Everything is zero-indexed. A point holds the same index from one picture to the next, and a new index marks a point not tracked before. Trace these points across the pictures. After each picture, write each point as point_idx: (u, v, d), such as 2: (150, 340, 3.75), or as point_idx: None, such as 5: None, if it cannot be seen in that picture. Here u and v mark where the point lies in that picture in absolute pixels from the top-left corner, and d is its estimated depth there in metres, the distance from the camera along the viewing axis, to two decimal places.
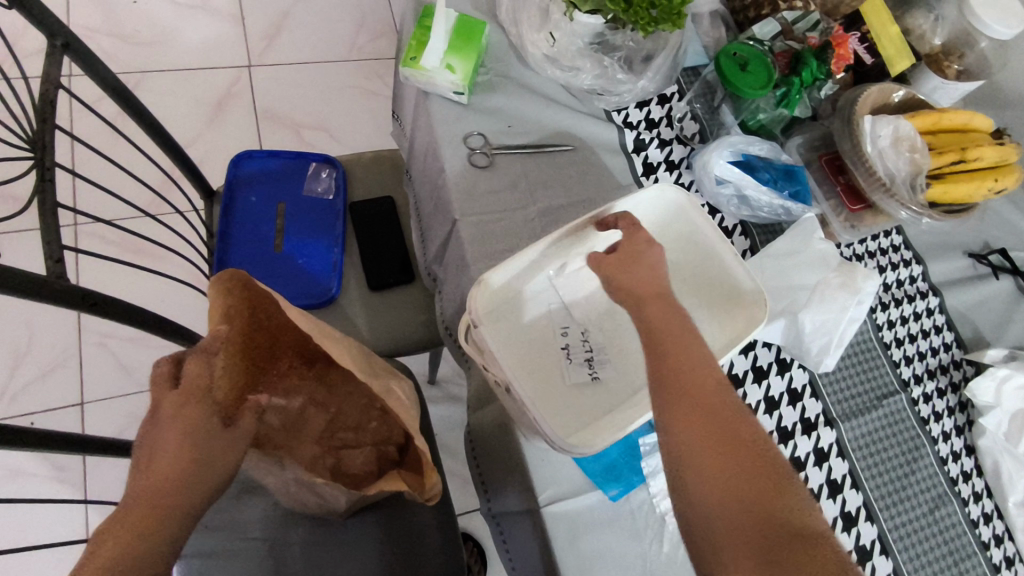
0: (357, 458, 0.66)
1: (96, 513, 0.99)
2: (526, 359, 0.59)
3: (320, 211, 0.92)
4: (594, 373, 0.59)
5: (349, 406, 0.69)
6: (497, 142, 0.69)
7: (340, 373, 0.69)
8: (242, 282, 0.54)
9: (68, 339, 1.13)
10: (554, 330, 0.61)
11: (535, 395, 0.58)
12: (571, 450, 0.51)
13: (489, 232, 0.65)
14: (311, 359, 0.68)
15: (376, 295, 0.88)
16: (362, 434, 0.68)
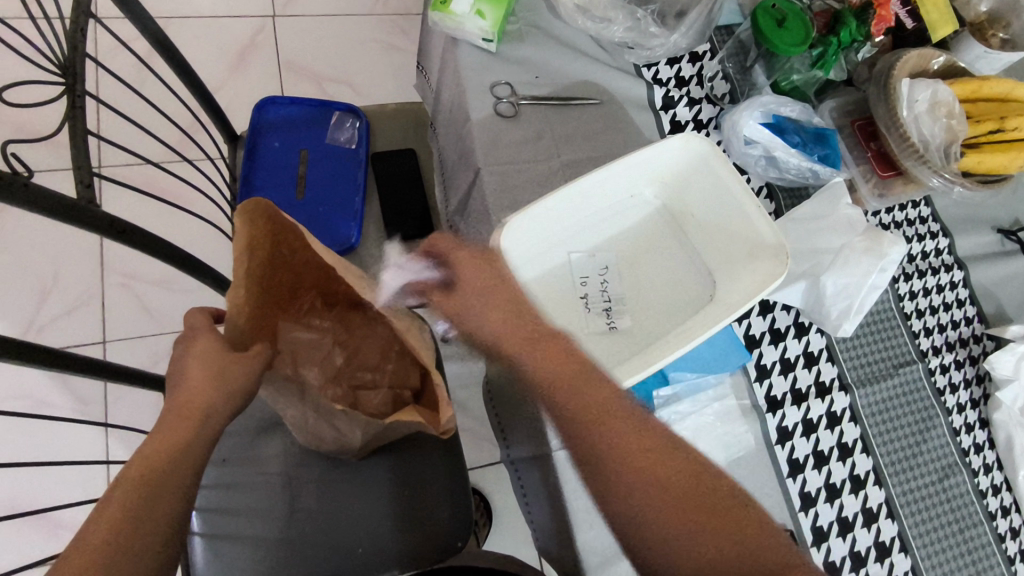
0: (374, 398, 0.68)
1: (117, 445, 1.01)
2: (545, 302, 0.61)
3: (343, 160, 0.92)
4: (611, 323, 0.62)
5: (369, 346, 0.71)
6: (525, 93, 0.68)
7: (360, 314, 0.70)
8: (267, 214, 0.54)
9: (91, 278, 1.15)
10: (571, 275, 0.62)
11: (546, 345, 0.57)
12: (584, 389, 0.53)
13: (513, 181, 0.65)
14: (331, 302, 0.69)
15: (396, 246, 0.89)
16: (380, 374, 0.70)
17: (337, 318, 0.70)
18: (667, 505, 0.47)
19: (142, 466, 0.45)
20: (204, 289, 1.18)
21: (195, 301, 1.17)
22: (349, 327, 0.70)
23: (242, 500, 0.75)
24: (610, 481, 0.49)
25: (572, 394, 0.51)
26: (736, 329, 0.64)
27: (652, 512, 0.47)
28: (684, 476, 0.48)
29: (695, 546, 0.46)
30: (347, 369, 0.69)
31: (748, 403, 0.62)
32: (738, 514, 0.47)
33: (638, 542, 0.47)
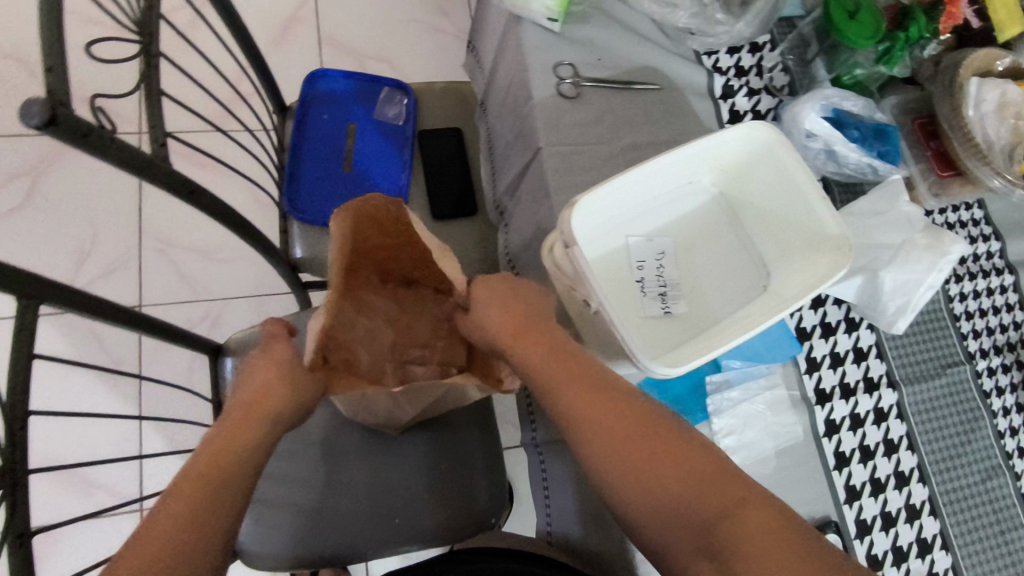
0: (422, 375, 0.67)
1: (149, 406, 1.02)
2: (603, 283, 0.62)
3: (390, 136, 0.93)
4: (666, 308, 0.62)
5: (420, 324, 0.70)
6: (587, 75, 0.68)
7: (412, 290, 0.70)
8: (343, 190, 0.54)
9: (129, 242, 1.16)
10: (627, 258, 0.63)
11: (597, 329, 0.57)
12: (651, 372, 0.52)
13: (573, 162, 0.65)
14: (385, 277, 0.70)
15: (439, 224, 0.90)
16: (430, 352, 0.69)
17: (390, 293, 0.70)
18: (650, 487, 0.40)
19: (219, 450, 0.45)
20: (238, 259, 1.19)
21: (230, 270, 1.18)
22: (401, 302, 0.70)
23: (283, 466, 0.77)
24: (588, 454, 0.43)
25: (534, 355, 0.49)
26: (789, 321, 0.64)
27: (622, 489, 0.41)
28: (649, 451, 0.41)
29: (675, 525, 0.38)
30: (398, 346, 0.68)
31: (797, 394, 0.62)
32: (732, 486, 0.38)
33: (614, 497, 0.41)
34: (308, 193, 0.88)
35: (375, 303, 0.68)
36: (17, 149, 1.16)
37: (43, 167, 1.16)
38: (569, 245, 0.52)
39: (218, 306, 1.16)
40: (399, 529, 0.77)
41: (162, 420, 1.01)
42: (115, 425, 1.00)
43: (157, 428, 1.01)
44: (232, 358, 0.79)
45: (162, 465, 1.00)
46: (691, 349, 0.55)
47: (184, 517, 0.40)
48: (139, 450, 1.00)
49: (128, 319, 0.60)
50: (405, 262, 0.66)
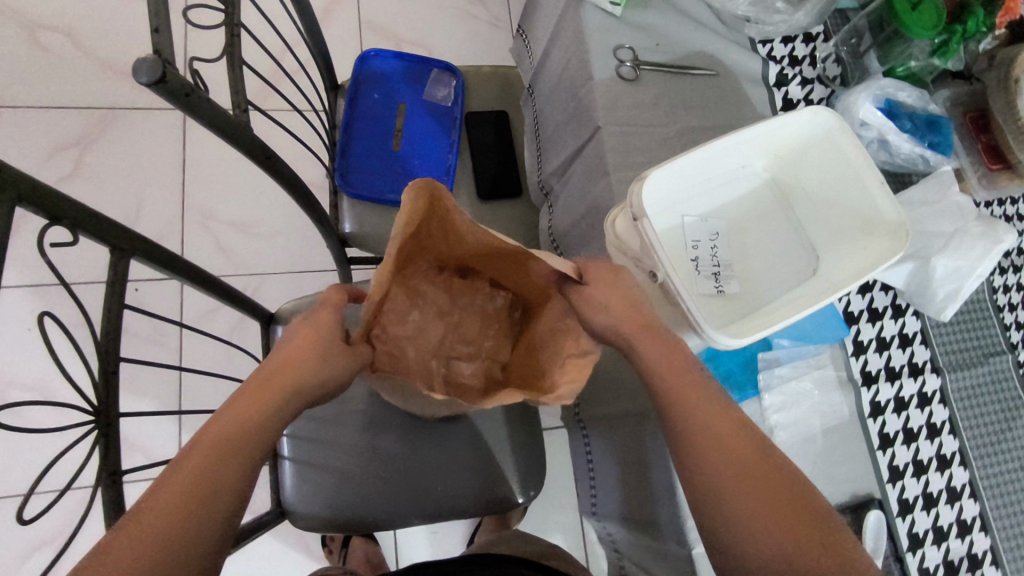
0: (468, 370, 0.67)
1: (190, 377, 1.03)
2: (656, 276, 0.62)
3: (438, 117, 0.94)
4: (720, 288, 0.63)
5: (468, 318, 0.69)
6: (646, 59, 0.70)
7: (466, 281, 0.69)
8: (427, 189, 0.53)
9: (172, 216, 1.18)
10: (682, 238, 0.64)
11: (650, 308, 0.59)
12: (720, 342, 0.54)
13: (631, 143, 0.67)
14: (439, 267, 0.68)
15: (485, 205, 0.92)
16: (478, 348, 0.69)
17: (444, 282, 0.68)
18: (752, 498, 0.41)
19: (233, 419, 0.43)
20: (277, 235, 1.21)
21: (269, 246, 1.20)
22: (454, 293, 0.68)
23: (330, 432, 0.79)
24: (697, 449, 0.44)
25: (657, 347, 0.50)
26: (837, 305, 0.66)
27: (726, 492, 0.42)
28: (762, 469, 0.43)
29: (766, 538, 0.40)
30: (447, 339, 0.67)
31: (844, 375, 0.64)
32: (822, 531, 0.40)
33: (704, 500, 0.43)
34: (358, 170, 0.90)
35: (428, 292, 0.67)
36: (65, 120, 1.18)
37: (91, 139, 1.18)
38: (638, 216, 0.53)
39: (256, 281, 1.18)
40: (441, 497, 0.79)
41: (206, 376, 1.03)
42: (158, 389, 1.02)
43: (199, 394, 1.04)
44: (282, 326, 0.82)
45: None
46: (750, 326, 0.57)
47: (187, 493, 0.38)
48: (179, 405, 1.03)
49: (201, 281, 0.62)
50: (466, 255, 0.65)
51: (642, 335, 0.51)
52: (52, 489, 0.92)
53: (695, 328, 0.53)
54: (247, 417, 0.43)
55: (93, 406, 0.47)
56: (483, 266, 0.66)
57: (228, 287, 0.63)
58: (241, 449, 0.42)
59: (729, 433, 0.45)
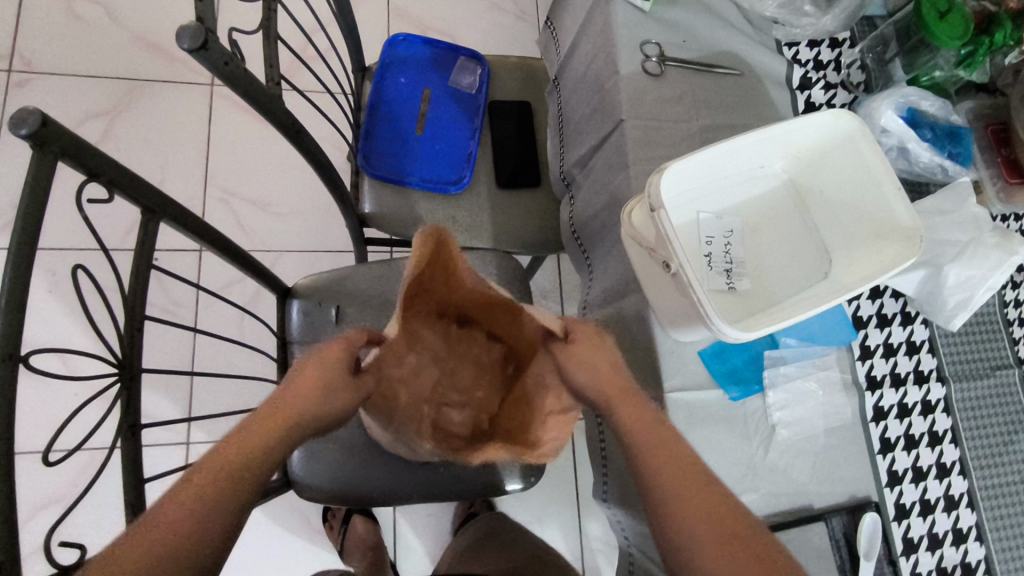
0: (456, 419, 0.70)
1: (204, 346, 1.06)
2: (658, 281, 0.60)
3: (462, 104, 0.96)
4: (731, 284, 0.64)
5: (463, 366, 0.72)
6: (672, 55, 0.71)
7: (463, 331, 0.73)
8: (439, 237, 0.59)
9: (195, 189, 1.20)
10: (697, 233, 0.65)
11: (659, 308, 0.59)
12: (728, 335, 0.53)
13: (652, 137, 0.68)
14: (440, 314, 0.72)
15: (503, 194, 0.93)
16: (467, 396, 0.72)
17: (443, 330, 0.72)
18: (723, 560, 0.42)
19: (227, 456, 0.44)
20: (296, 214, 1.23)
21: (287, 223, 1.22)
22: (449, 342, 0.72)
23: None
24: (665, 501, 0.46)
25: (633, 406, 0.52)
26: (846, 308, 0.66)
27: (696, 541, 0.43)
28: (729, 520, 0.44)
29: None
30: (439, 385, 0.71)
31: (849, 378, 0.64)
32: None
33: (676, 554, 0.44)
34: (381, 152, 0.92)
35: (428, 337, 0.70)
36: (96, 90, 1.20)
37: (120, 109, 1.21)
38: (656, 207, 0.54)
39: (272, 257, 1.20)
40: (445, 477, 0.81)
41: (218, 339, 1.05)
42: (172, 358, 1.04)
43: (211, 365, 1.06)
44: (298, 301, 0.84)
45: (214, 401, 1.04)
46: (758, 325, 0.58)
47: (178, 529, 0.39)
48: (191, 366, 1.05)
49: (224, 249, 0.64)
50: (470, 303, 0.68)
51: (623, 401, 0.52)
52: (65, 448, 0.94)
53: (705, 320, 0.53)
54: (240, 454, 0.44)
55: (118, 360, 0.49)
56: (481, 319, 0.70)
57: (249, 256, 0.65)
58: (233, 484, 0.42)
59: (700, 487, 0.46)
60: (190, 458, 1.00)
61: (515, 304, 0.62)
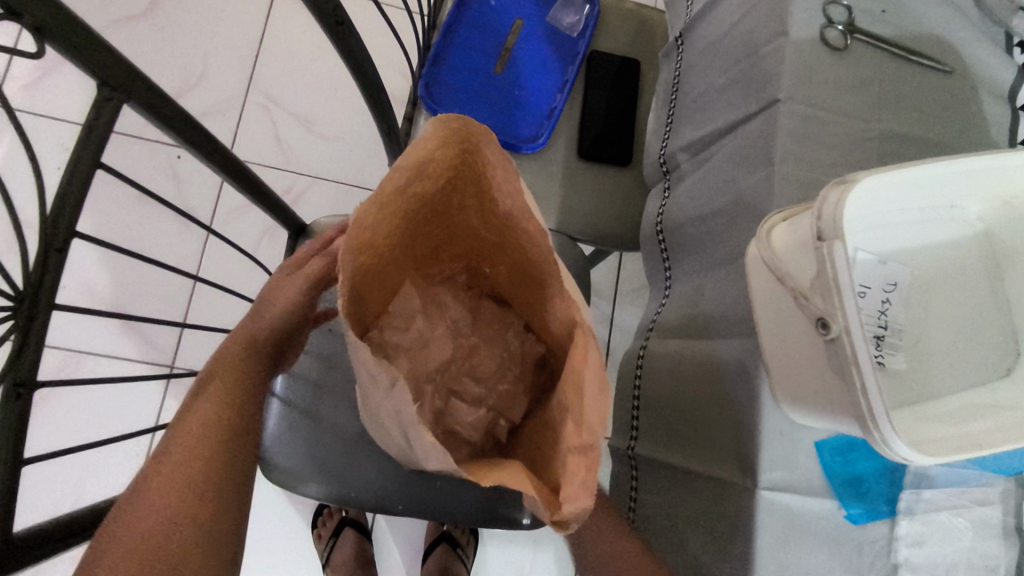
0: (467, 416, 0.54)
1: (201, 296, 0.97)
2: (784, 363, 0.41)
3: (558, 46, 0.77)
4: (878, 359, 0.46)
5: (487, 351, 0.57)
6: (865, 25, 0.51)
7: (498, 310, 0.58)
8: (466, 135, 0.40)
9: (235, 87, 1.06)
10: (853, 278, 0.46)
11: (781, 373, 0.42)
12: (892, 458, 0.35)
13: (814, 132, 0.49)
14: (472, 283, 0.58)
15: (583, 166, 0.75)
16: (486, 391, 0.56)
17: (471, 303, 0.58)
18: None
19: (181, 450, 0.40)
20: (341, 140, 1.07)
21: (328, 148, 1.07)
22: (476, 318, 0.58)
23: (335, 378, 0.67)
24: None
25: None
26: None
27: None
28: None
29: None
30: (452, 368, 0.56)
31: (1012, 524, 0.46)
32: None
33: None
34: (448, 86, 0.75)
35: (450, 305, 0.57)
36: None
37: None
38: (825, 239, 0.35)
39: (304, 183, 1.05)
40: (440, 493, 0.66)
41: (215, 289, 0.96)
42: (164, 303, 0.96)
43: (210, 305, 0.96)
44: (312, 243, 0.69)
45: None
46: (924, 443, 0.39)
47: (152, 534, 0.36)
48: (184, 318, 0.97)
49: (217, 159, 0.49)
50: (500, 271, 0.53)
51: None
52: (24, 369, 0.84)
53: (861, 422, 0.35)
54: (195, 433, 0.40)
55: (15, 291, 0.34)
56: (516, 297, 0.55)
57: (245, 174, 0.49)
58: (205, 483, 0.39)
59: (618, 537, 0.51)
60: (159, 422, 0.89)
61: (539, 272, 0.45)
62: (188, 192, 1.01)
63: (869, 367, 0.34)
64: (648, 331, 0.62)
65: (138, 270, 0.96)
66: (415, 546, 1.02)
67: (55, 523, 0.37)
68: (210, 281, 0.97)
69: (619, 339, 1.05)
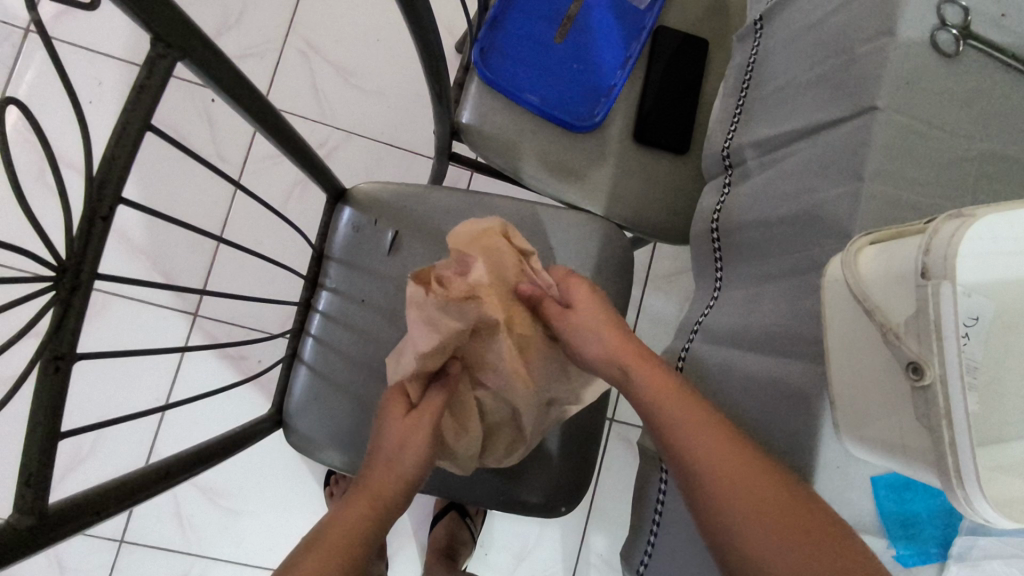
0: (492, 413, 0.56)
1: (225, 258, 0.96)
2: (858, 396, 0.39)
3: (624, 16, 0.72)
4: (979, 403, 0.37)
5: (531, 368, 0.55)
6: (980, 30, 0.46)
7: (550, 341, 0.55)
8: None
9: (276, 30, 1.01)
10: (969, 298, 0.36)
11: (849, 403, 0.40)
12: (968, 510, 0.34)
13: (908, 146, 0.45)
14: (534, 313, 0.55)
15: (637, 149, 0.72)
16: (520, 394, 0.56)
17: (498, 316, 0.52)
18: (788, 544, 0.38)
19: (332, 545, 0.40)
20: (380, 95, 1.03)
21: (367, 102, 1.03)
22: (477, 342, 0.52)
23: (366, 350, 0.65)
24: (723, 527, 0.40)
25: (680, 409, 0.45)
26: None
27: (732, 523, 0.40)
28: (769, 486, 0.40)
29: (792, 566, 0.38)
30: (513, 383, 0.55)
31: None
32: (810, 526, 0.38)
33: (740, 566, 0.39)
34: (503, 52, 0.70)
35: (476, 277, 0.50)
36: None
37: None
38: (932, 275, 0.33)
39: (339, 137, 1.02)
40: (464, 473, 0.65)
41: (238, 252, 0.94)
42: (186, 262, 0.95)
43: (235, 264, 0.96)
44: (351, 209, 0.66)
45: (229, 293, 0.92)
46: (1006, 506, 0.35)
47: None
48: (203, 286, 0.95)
49: (266, 122, 0.46)
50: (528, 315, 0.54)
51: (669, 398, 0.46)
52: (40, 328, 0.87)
53: (943, 475, 0.34)
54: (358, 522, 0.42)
55: (58, 260, 0.32)
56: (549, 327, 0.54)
57: (297, 137, 0.47)
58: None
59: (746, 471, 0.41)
60: (171, 399, 0.95)
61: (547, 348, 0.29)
62: (221, 138, 0.98)
63: (963, 420, 0.33)
64: (692, 332, 0.59)
65: (160, 229, 0.95)
66: (425, 511, 1.03)
67: (91, 495, 0.36)
68: (233, 244, 0.95)
69: (647, 325, 1.03)
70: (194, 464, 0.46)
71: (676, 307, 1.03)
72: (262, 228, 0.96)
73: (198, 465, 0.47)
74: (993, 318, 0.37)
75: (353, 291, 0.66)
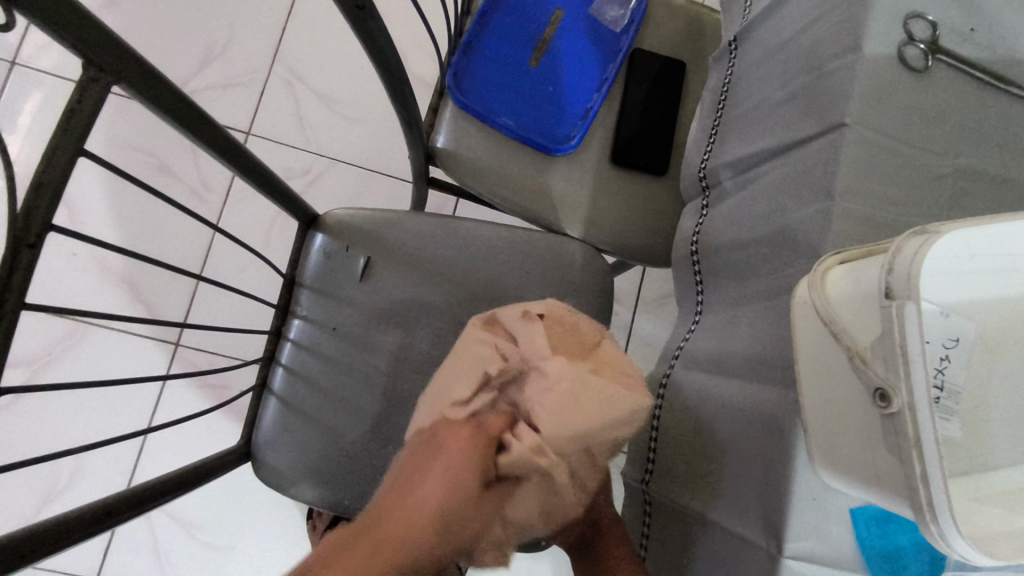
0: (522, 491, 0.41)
1: (205, 292, 0.94)
2: (833, 425, 0.37)
3: (599, 39, 0.72)
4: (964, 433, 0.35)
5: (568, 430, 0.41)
6: (949, 44, 0.45)
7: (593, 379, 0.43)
8: None
9: (260, 60, 1.02)
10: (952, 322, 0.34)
11: (824, 434, 0.37)
12: (947, 547, 0.32)
13: (879, 161, 0.44)
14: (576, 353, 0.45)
15: (614, 172, 0.71)
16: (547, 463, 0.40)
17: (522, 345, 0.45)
18: None
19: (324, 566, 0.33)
20: (364, 122, 1.03)
21: (350, 129, 1.03)
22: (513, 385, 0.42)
23: (339, 378, 0.64)
24: None
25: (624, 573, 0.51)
26: None
27: None
28: None
29: None
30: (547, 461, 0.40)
31: None
32: None
33: None
34: (477, 76, 0.70)
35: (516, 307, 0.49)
36: None
37: None
38: (898, 297, 0.31)
39: (322, 164, 1.02)
40: None
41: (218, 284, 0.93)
42: (165, 297, 0.94)
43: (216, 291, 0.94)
44: (322, 235, 0.65)
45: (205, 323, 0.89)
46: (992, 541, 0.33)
47: None
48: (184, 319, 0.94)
49: (221, 149, 0.45)
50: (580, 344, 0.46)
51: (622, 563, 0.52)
52: None
53: (916, 508, 0.32)
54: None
55: None
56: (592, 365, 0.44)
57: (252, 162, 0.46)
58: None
59: None
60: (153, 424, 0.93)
61: None
62: (204, 166, 0.98)
63: (934, 450, 0.31)
64: (672, 358, 0.57)
65: (139, 266, 0.94)
66: None
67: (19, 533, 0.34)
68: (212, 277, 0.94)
69: (636, 349, 1.00)
70: (151, 496, 0.45)
71: (665, 330, 1.01)
72: (244, 256, 0.96)
73: (156, 498, 0.45)
74: (976, 341, 0.35)
75: (325, 319, 0.65)
